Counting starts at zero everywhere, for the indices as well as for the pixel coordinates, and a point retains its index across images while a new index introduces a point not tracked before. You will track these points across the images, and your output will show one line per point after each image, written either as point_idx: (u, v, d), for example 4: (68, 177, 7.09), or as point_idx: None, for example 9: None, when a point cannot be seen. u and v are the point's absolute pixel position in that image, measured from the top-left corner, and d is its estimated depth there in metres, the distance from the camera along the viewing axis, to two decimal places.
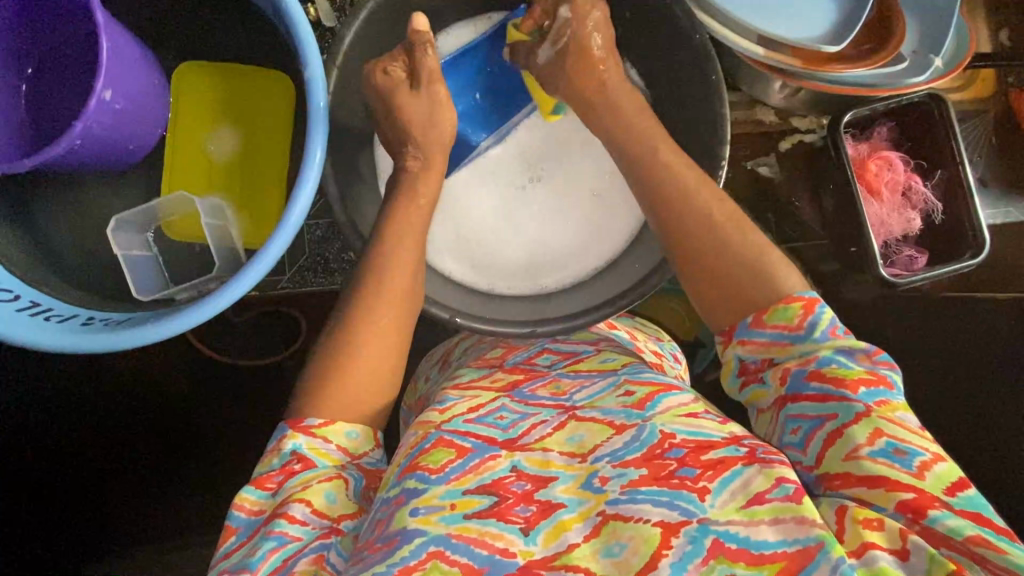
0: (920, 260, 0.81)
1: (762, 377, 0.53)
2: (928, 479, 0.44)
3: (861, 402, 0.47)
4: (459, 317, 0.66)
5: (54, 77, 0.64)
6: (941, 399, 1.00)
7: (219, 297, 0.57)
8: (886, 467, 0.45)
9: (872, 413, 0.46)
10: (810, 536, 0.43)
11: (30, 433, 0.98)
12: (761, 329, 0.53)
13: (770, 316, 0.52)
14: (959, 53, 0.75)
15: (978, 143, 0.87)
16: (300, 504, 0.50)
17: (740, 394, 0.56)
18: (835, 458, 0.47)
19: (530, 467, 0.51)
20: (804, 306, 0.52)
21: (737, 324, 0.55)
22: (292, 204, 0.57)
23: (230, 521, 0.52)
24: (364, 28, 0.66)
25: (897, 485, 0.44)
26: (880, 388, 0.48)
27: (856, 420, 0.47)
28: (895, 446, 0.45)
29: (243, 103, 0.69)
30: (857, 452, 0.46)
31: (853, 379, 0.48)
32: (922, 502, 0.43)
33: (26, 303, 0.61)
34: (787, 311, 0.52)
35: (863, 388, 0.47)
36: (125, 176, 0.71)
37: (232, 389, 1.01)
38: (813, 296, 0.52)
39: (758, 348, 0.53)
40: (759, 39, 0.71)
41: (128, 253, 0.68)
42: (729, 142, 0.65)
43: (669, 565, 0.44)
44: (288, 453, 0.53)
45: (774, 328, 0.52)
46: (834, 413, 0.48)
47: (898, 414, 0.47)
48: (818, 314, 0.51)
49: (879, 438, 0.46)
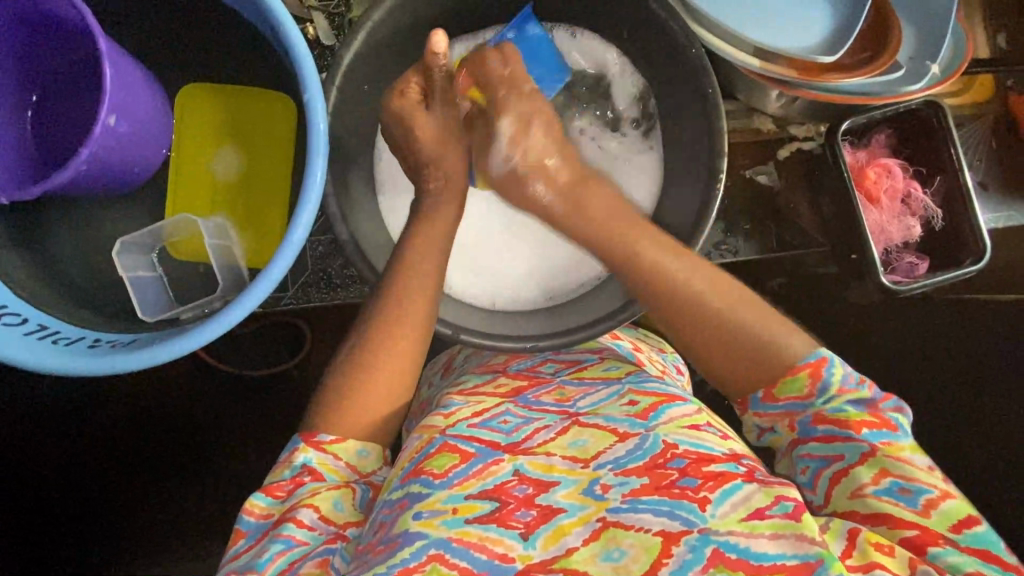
0: (921, 268, 0.81)
1: (772, 427, 0.54)
2: (933, 517, 0.45)
3: (866, 441, 0.49)
4: (461, 333, 0.66)
5: (60, 104, 0.65)
6: (947, 403, 0.99)
7: (223, 320, 0.58)
8: (890, 504, 0.46)
9: (877, 453, 0.48)
10: (810, 552, 0.44)
11: (42, 451, 0.99)
12: (773, 402, 0.53)
13: (781, 390, 0.53)
14: (955, 58, 0.76)
15: (977, 148, 0.87)
16: (309, 509, 0.51)
17: (759, 441, 0.56)
18: (841, 497, 0.49)
19: (533, 471, 0.51)
20: (811, 373, 0.52)
21: (749, 398, 0.55)
22: (293, 226, 0.58)
23: (240, 523, 0.52)
24: (363, 49, 0.66)
25: (899, 523, 0.45)
26: (885, 429, 0.49)
27: (861, 461, 0.48)
28: (900, 486, 0.46)
29: (243, 123, 0.70)
30: (862, 490, 0.48)
31: (857, 421, 0.49)
32: (926, 539, 0.45)
33: (34, 326, 0.62)
34: (796, 382, 0.52)
35: (867, 429, 0.49)
36: (128, 198, 0.71)
37: (240, 404, 1.02)
38: (819, 356, 0.53)
39: (772, 419, 0.54)
40: (754, 51, 0.71)
41: (134, 275, 0.69)
42: (727, 155, 0.65)
43: (670, 574, 0.44)
44: (299, 465, 0.53)
45: (786, 401, 0.53)
46: (841, 454, 0.49)
47: (906, 453, 0.48)
48: (829, 377, 0.52)
49: (884, 478, 0.47)
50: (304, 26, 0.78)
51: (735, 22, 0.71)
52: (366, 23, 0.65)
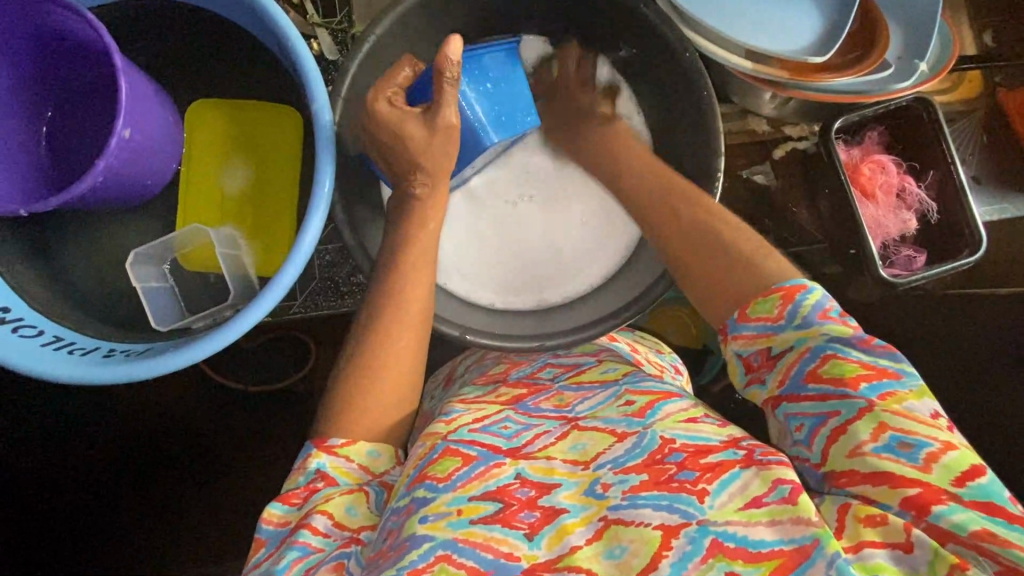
0: (920, 260, 0.83)
1: (762, 376, 0.54)
2: (936, 472, 0.44)
3: (862, 398, 0.47)
4: (468, 334, 0.68)
5: (75, 122, 0.67)
6: (949, 395, 1.00)
7: (235, 326, 0.59)
8: (890, 462, 0.45)
9: (875, 408, 0.47)
10: (805, 535, 0.44)
11: (52, 467, 1.00)
12: (745, 324, 0.55)
13: (752, 310, 0.55)
14: (943, 56, 0.77)
15: (968, 143, 0.89)
16: (322, 516, 0.51)
17: (745, 390, 0.57)
18: (839, 456, 0.48)
19: (534, 474, 0.53)
20: (783, 296, 0.54)
21: (726, 323, 0.57)
22: (304, 232, 0.60)
23: (259, 533, 0.53)
24: (367, 62, 0.69)
25: (901, 481, 0.44)
26: (884, 380, 0.48)
27: (859, 416, 0.47)
28: (899, 440, 0.45)
29: (250, 138, 0.72)
30: (861, 448, 0.46)
31: (854, 377, 0.48)
32: (928, 498, 0.44)
33: (50, 337, 0.64)
34: (767, 303, 0.54)
35: (864, 384, 0.48)
36: (138, 212, 0.73)
37: (248, 416, 1.03)
38: (797, 283, 0.54)
39: (749, 341, 0.55)
40: (746, 54, 0.73)
41: (146, 286, 0.70)
42: (724, 154, 0.68)
43: (670, 565, 0.45)
44: (312, 471, 0.54)
45: (757, 321, 0.55)
46: (836, 410, 0.48)
47: (906, 404, 0.47)
48: (800, 301, 0.53)
49: (884, 433, 0.46)
50: (309, 42, 0.81)
51: (727, 26, 0.74)
52: (370, 37, 0.67)
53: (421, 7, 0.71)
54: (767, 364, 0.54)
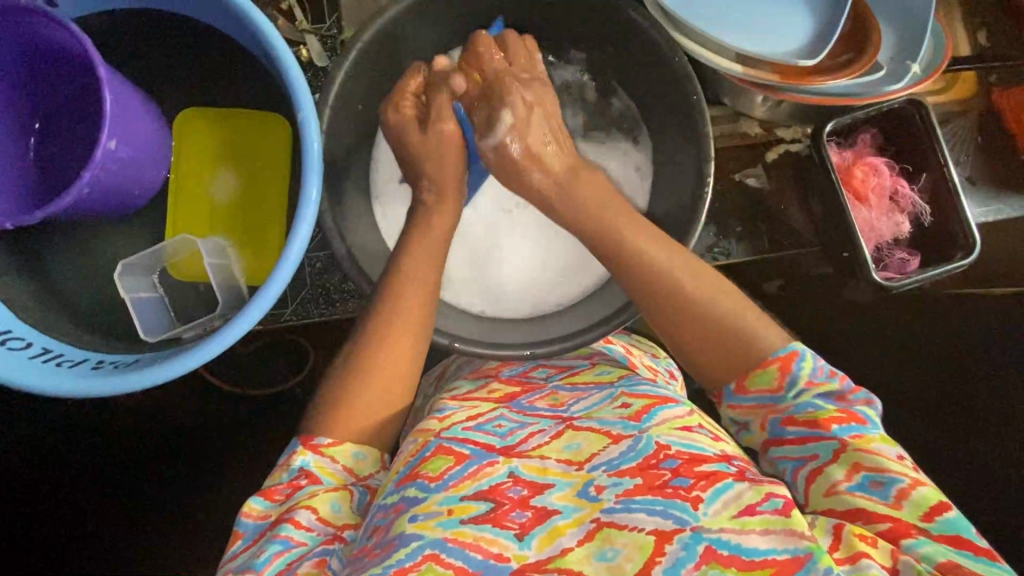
0: (913, 263, 0.82)
1: (748, 425, 0.56)
2: (906, 508, 0.46)
3: (836, 439, 0.49)
4: (457, 342, 0.67)
5: (61, 132, 0.66)
6: (945, 395, 1.00)
7: (222, 337, 0.59)
8: (863, 499, 0.47)
9: (847, 448, 0.49)
10: (799, 546, 0.44)
11: (48, 474, 1.00)
12: (744, 395, 0.55)
13: (752, 382, 0.55)
14: (936, 58, 0.77)
15: (963, 143, 0.88)
16: (307, 510, 0.51)
17: (737, 437, 0.59)
18: (820, 495, 0.50)
19: (527, 473, 0.52)
20: (780, 367, 0.54)
21: (723, 390, 0.57)
22: (289, 244, 0.60)
23: (239, 525, 0.53)
24: (354, 69, 0.68)
25: (873, 517, 0.46)
26: (853, 423, 0.50)
27: (833, 459, 0.49)
28: (871, 479, 0.47)
29: (238, 146, 0.72)
30: (836, 488, 0.48)
31: (826, 419, 0.50)
32: (898, 532, 0.45)
33: (38, 349, 0.64)
34: (765, 375, 0.54)
35: (835, 425, 0.50)
36: (128, 221, 0.73)
37: (242, 422, 1.02)
38: (790, 350, 0.54)
39: (745, 411, 0.56)
40: (736, 57, 0.72)
41: (135, 297, 0.70)
42: (713, 158, 0.66)
43: (663, 571, 0.45)
44: (296, 469, 0.54)
45: (757, 393, 0.54)
46: (814, 454, 0.50)
47: (876, 445, 0.49)
48: (796, 370, 0.53)
49: (856, 473, 0.48)
50: (296, 49, 0.80)
51: (717, 30, 0.73)
52: (357, 44, 0.66)
53: (408, 13, 0.70)
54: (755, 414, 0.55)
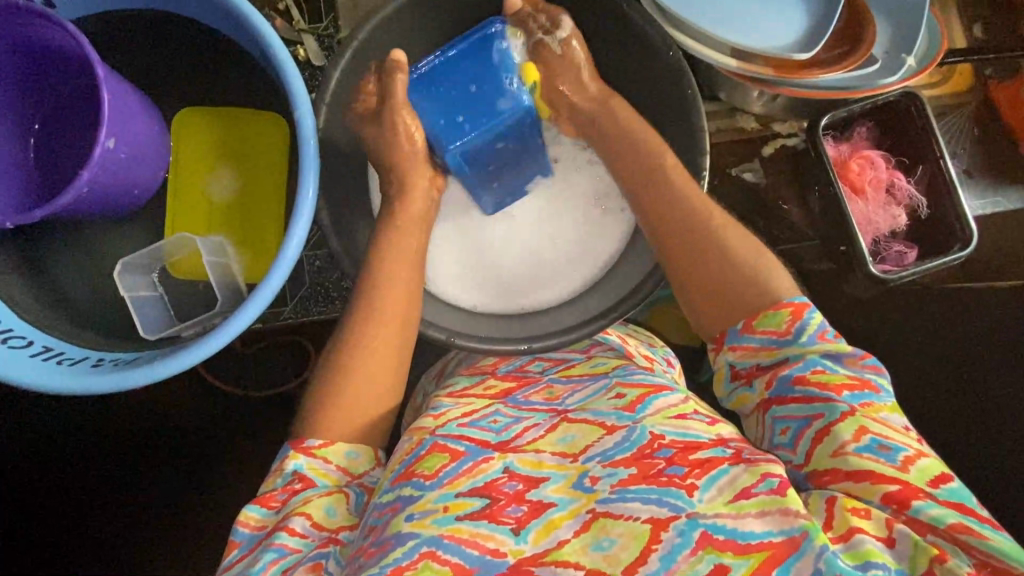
0: (910, 256, 0.82)
1: (749, 381, 0.54)
2: (912, 472, 0.45)
3: (845, 403, 0.48)
4: (455, 337, 0.68)
5: (59, 133, 0.67)
6: (947, 389, 0.99)
7: (220, 334, 0.59)
8: (871, 461, 0.45)
9: (856, 412, 0.47)
10: (794, 526, 0.44)
11: (51, 475, 1.01)
12: (750, 334, 0.54)
13: (759, 322, 0.54)
14: (930, 51, 0.77)
15: (960, 136, 0.88)
16: (301, 517, 0.51)
17: (729, 399, 0.57)
18: (824, 454, 0.48)
19: (523, 467, 0.52)
20: (792, 312, 0.53)
21: (727, 331, 0.56)
22: (287, 241, 0.60)
23: (234, 535, 0.53)
24: (351, 67, 0.69)
25: (882, 478, 0.45)
26: (865, 391, 0.49)
27: (842, 418, 0.47)
28: (879, 443, 0.46)
29: (236, 146, 0.72)
30: (844, 448, 0.47)
31: (837, 384, 0.49)
32: (907, 494, 0.44)
33: (40, 348, 0.64)
34: (776, 316, 0.53)
35: (847, 392, 0.48)
36: (127, 221, 0.73)
37: (243, 422, 1.03)
38: (803, 300, 0.54)
39: (748, 354, 0.54)
40: (731, 51, 0.73)
41: (134, 295, 0.70)
42: (709, 153, 0.67)
43: (659, 558, 0.45)
44: (289, 473, 0.53)
45: (762, 334, 0.53)
46: (820, 413, 0.48)
47: (883, 414, 0.48)
48: (807, 319, 0.52)
49: (864, 435, 0.47)
50: (294, 49, 0.81)
51: (712, 23, 0.73)
52: (354, 42, 0.67)
53: (404, 11, 0.71)
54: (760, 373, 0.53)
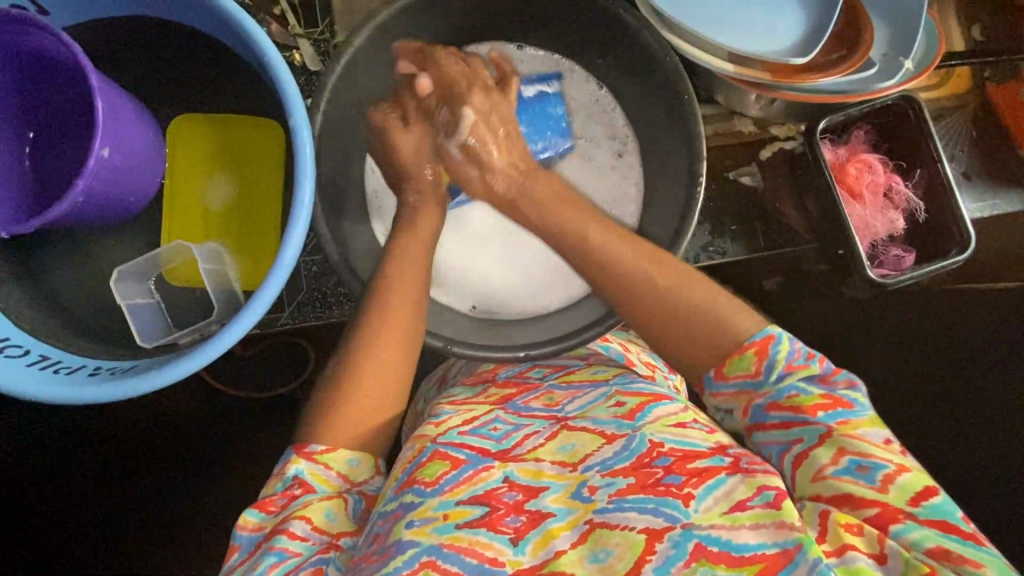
0: (908, 259, 0.82)
1: (732, 412, 0.55)
2: (892, 491, 0.45)
3: (822, 424, 0.49)
4: (453, 345, 0.68)
5: (55, 141, 0.67)
6: (946, 391, 1.00)
7: (217, 342, 0.59)
8: (851, 484, 0.46)
9: (833, 433, 0.48)
10: (789, 539, 0.44)
11: (50, 480, 1.01)
12: (724, 381, 0.54)
13: (730, 368, 0.53)
14: (928, 54, 0.76)
15: (958, 139, 0.88)
16: (301, 521, 0.51)
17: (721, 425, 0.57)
18: (806, 480, 0.49)
19: (522, 477, 0.52)
20: (756, 352, 0.53)
21: (703, 377, 0.56)
22: (283, 250, 0.60)
23: (234, 539, 0.53)
24: (347, 73, 0.68)
25: (861, 502, 0.46)
26: (838, 409, 0.49)
27: (820, 442, 0.48)
28: (858, 463, 0.47)
29: (233, 152, 0.72)
30: (823, 472, 0.48)
31: (812, 405, 0.49)
32: (886, 517, 0.45)
33: (37, 356, 0.64)
34: (743, 360, 0.53)
35: (823, 411, 0.49)
36: (124, 228, 0.73)
37: (242, 426, 1.03)
38: (765, 334, 0.53)
39: (728, 398, 0.54)
40: (728, 56, 0.72)
41: (131, 303, 0.70)
42: (706, 159, 0.67)
43: (654, 570, 0.45)
44: (289, 479, 0.54)
45: (736, 379, 0.53)
46: (799, 437, 0.50)
47: (861, 430, 0.48)
48: (773, 354, 0.52)
49: (843, 457, 0.47)
50: (290, 53, 0.80)
51: (709, 30, 0.73)
52: (349, 48, 0.67)
53: (400, 16, 0.70)
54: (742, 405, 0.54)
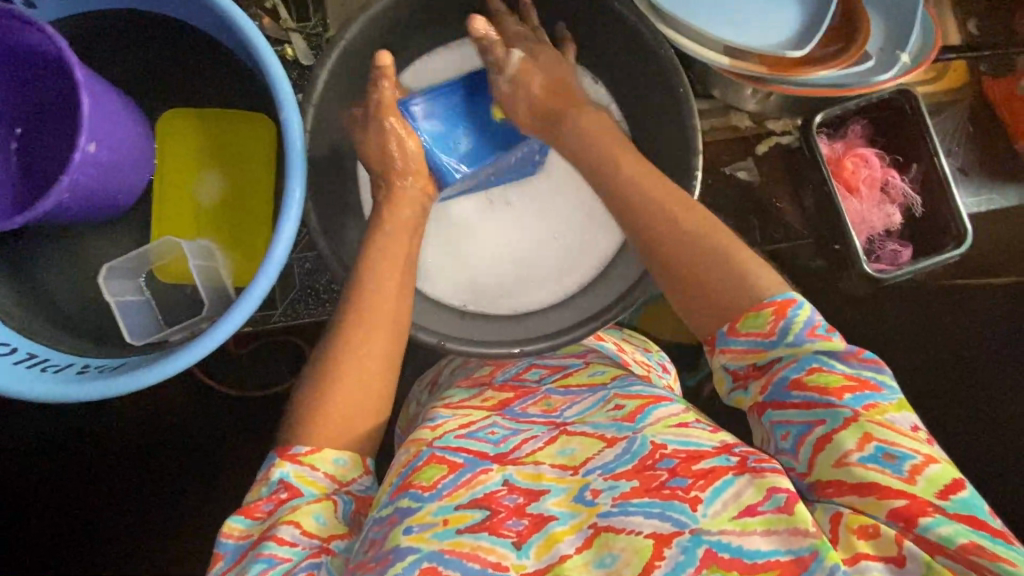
0: (904, 254, 0.82)
1: (745, 385, 0.53)
2: (920, 484, 0.44)
3: (848, 407, 0.47)
4: (447, 341, 0.67)
5: (40, 136, 0.66)
6: (944, 385, 0.99)
7: (206, 339, 0.58)
8: (875, 472, 0.45)
9: (859, 418, 0.46)
10: (804, 547, 0.44)
11: (44, 481, 1.00)
12: (736, 338, 0.52)
13: (743, 324, 0.52)
14: (925, 48, 0.76)
15: (954, 133, 0.88)
16: (290, 525, 0.50)
17: (728, 396, 0.55)
18: (826, 465, 0.47)
19: (522, 480, 0.52)
20: (775, 312, 0.51)
21: (715, 333, 0.54)
22: (274, 246, 0.59)
23: (218, 546, 0.52)
24: (338, 67, 0.67)
25: (888, 492, 0.44)
26: (866, 392, 0.47)
27: (844, 426, 0.46)
28: (885, 451, 0.45)
29: (224, 146, 0.71)
30: (847, 458, 0.46)
31: (838, 387, 0.47)
32: (914, 510, 0.43)
33: (23, 354, 0.63)
34: (759, 317, 0.51)
35: (849, 394, 0.47)
36: (114, 226, 0.72)
37: (238, 425, 1.02)
38: (787, 297, 0.51)
39: (738, 356, 0.52)
40: (724, 50, 0.71)
41: (121, 300, 0.70)
42: (702, 153, 0.66)
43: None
44: (275, 481, 0.53)
45: (748, 336, 0.52)
46: (821, 419, 0.48)
47: (887, 416, 0.46)
48: (792, 317, 0.50)
49: (869, 443, 0.45)
50: (282, 48, 0.79)
51: (702, 23, 0.72)
52: (341, 42, 0.66)
53: (392, 10, 0.69)
54: (754, 376, 0.52)
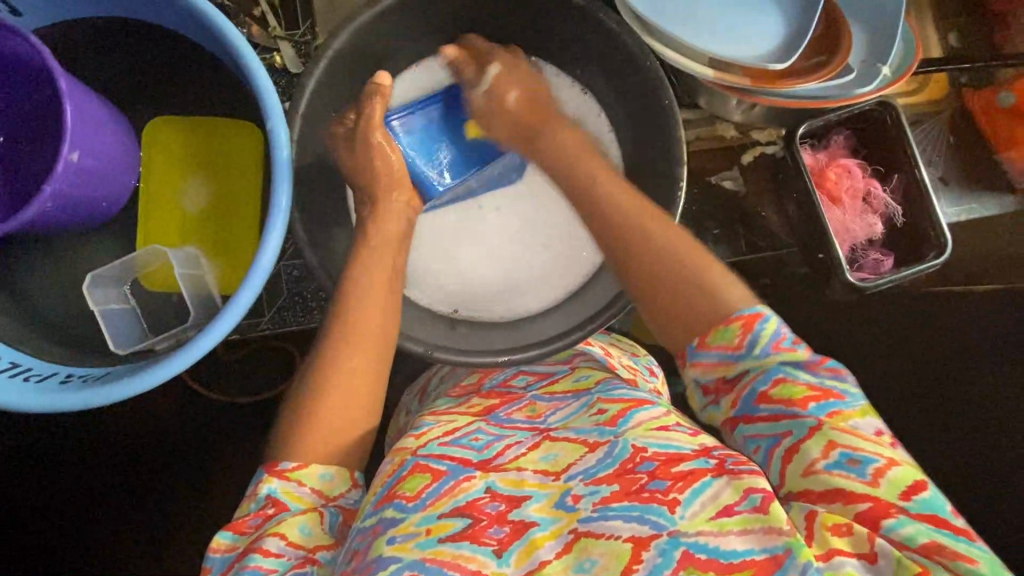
0: (887, 263, 0.83)
1: (716, 400, 0.53)
2: (883, 486, 0.45)
3: (812, 416, 0.48)
4: (435, 350, 0.67)
5: (24, 144, 0.65)
6: (933, 390, 1.00)
7: (191, 349, 0.58)
8: (840, 478, 0.46)
9: (823, 426, 0.47)
10: (777, 543, 0.45)
11: (29, 490, 0.99)
12: (706, 351, 0.53)
13: (713, 338, 0.53)
14: (905, 60, 0.77)
15: (935, 144, 0.89)
16: (275, 538, 0.50)
17: (700, 413, 0.56)
18: (795, 475, 0.48)
19: (504, 487, 0.52)
20: (744, 326, 0.52)
21: (686, 349, 0.55)
22: (259, 254, 0.59)
23: (207, 561, 0.52)
24: (325, 76, 0.68)
25: (851, 497, 0.45)
26: (830, 400, 0.48)
27: (809, 435, 0.48)
28: (849, 457, 0.46)
29: (210, 153, 0.71)
30: (814, 466, 0.47)
31: (801, 398, 0.48)
32: (878, 512, 0.44)
33: (6, 363, 0.62)
34: (728, 332, 0.52)
35: (812, 404, 0.48)
36: (99, 234, 0.72)
37: (226, 432, 1.01)
38: (754, 311, 0.52)
39: (708, 370, 0.53)
40: (709, 61, 0.73)
41: (105, 308, 0.68)
42: (685, 163, 0.67)
43: None
44: (263, 497, 0.53)
45: (718, 349, 0.53)
46: (788, 430, 0.49)
47: (852, 422, 0.47)
48: (759, 331, 0.51)
49: (833, 450, 0.47)
50: (270, 55, 0.79)
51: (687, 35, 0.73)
52: (327, 52, 0.66)
53: (379, 19, 0.69)
54: (723, 390, 0.53)
